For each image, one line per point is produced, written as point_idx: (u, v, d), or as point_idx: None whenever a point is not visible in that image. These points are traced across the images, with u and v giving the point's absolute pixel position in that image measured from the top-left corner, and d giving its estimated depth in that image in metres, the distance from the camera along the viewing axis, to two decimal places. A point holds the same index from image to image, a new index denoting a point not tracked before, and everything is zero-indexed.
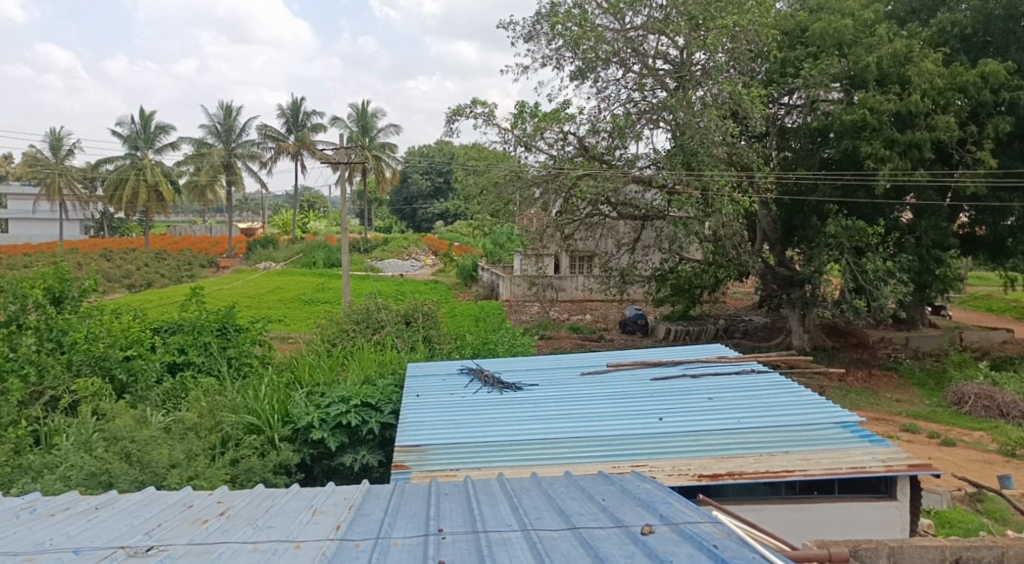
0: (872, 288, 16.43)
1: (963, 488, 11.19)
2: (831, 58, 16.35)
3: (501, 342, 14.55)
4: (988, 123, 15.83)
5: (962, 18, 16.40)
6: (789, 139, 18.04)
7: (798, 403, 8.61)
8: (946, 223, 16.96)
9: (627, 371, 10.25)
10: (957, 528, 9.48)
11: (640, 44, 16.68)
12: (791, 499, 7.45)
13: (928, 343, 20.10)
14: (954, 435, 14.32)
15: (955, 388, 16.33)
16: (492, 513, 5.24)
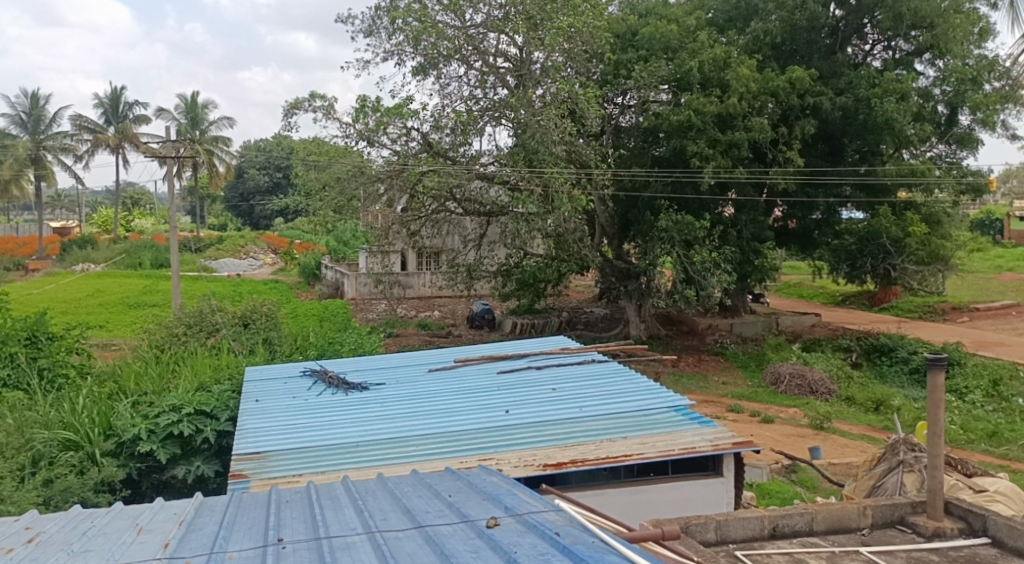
0: (700, 278, 17.46)
1: (780, 461, 12.14)
2: (659, 62, 17.26)
3: (345, 342, 14.29)
4: (796, 125, 17.22)
5: (773, 28, 17.83)
6: (624, 138, 18.84)
7: (636, 389, 9.03)
8: (762, 217, 18.29)
9: (474, 366, 10.35)
10: (775, 498, 10.28)
11: (481, 42, 16.81)
12: (629, 482, 7.80)
13: (749, 329, 21.60)
14: (772, 413, 15.48)
15: (772, 369, 17.64)
16: (335, 517, 5.15)
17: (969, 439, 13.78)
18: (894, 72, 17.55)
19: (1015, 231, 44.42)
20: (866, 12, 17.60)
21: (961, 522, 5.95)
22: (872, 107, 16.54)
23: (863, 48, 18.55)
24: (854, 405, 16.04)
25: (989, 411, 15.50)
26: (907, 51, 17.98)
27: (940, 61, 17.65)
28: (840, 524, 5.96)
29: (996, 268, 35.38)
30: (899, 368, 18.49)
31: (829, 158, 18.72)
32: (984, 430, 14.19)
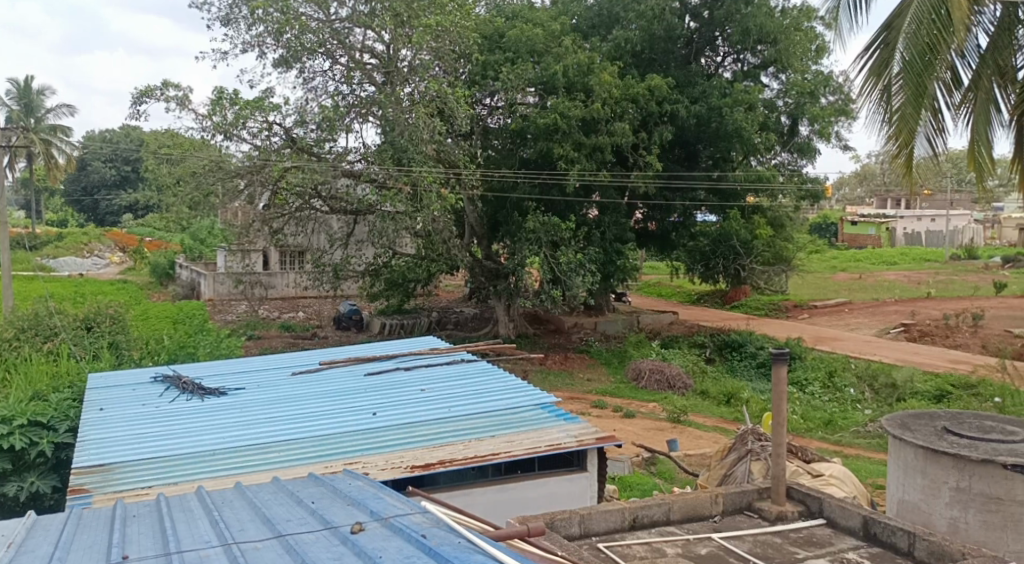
0: (566, 278, 17.83)
1: (640, 454, 12.59)
2: (525, 64, 17.50)
3: (201, 345, 13.66)
4: (655, 131, 17.94)
5: (633, 36, 18.39)
6: (492, 139, 19.04)
7: (504, 388, 9.12)
8: (624, 219, 19.00)
9: (340, 367, 10.14)
10: (635, 490, 10.64)
11: (346, 37, 16.49)
12: (496, 480, 7.85)
13: (612, 327, 22.31)
14: (633, 408, 16.01)
15: (634, 365, 18.28)
16: (188, 531, 4.90)
17: (808, 428, 14.77)
18: (742, 82, 18.58)
19: (847, 234, 48.16)
20: (717, 26, 18.57)
21: (801, 505, 6.38)
22: (723, 116, 17.44)
23: (715, 59, 19.44)
24: (708, 398, 16.83)
25: (826, 401, 16.67)
26: (755, 64, 19.01)
27: (783, 75, 18.78)
28: (694, 513, 6.24)
29: (832, 268, 38.17)
30: (748, 363, 19.60)
31: (684, 163, 19.55)
32: (821, 418, 15.25)
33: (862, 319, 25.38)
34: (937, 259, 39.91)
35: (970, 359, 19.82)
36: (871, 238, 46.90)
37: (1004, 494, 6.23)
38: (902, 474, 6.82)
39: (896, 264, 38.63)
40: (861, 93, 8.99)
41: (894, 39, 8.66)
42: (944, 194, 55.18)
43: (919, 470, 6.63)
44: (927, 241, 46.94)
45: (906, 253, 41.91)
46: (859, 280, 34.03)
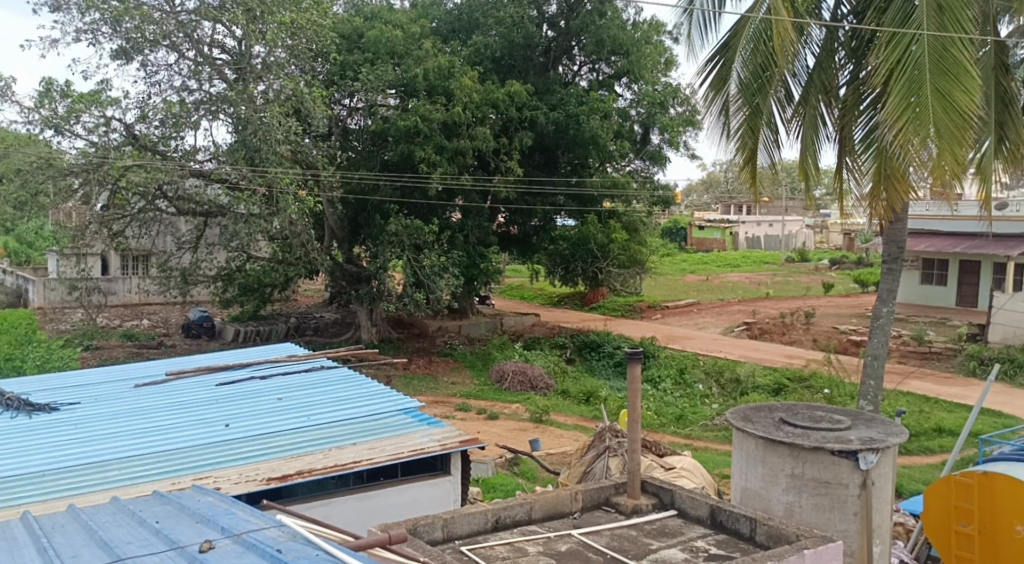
0: (429, 282, 17.83)
1: (503, 456, 12.71)
2: (385, 66, 17.37)
3: (29, 357, 12.63)
4: (515, 136, 18.20)
5: (492, 42, 18.67)
6: (352, 141, 18.77)
7: (365, 395, 8.97)
8: (487, 223, 19.15)
9: (188, 378, 9.66)
10: (499, 490, 10.75)
11: (193, 30, 15.66)
12: (357, 489, 7.68)
13: (476, 330, 22.40)
14: (496, 410, 16.15)
15: (497, 367, 18.48)
16: (13, 560, 4.52)
17: (660, 423, 15.41)
18: (598, 92, 19.05)
19: (695, 238, 50.72)
20: (573, 36, 19.08)
21: (654, 498, 6.65)
22: (580, 123, 17.96)
23: (572, 68, 19.98)
24: (568, 398, 17.22)
25: (677, 397, 17.45)
26: (609, 74, 19.60)
27: (635, 85, 19.50)
28: (553, 510, 6.36)
29: (682, 271, 40.01)
30: (606, 362, 20.22)
31: (545, 169, 19.99)
32: (673, 414, 15.94)
33: (709, 318, 26.76)
34: (774, 262, 42.75)
35: (804, 354, 21.32)
36: (717, 242, 49.67)
37: (832, 479, 6.75)
38: (745, 464, 7.25)
39: (738, 267, 41.05)
40: (706, 107, 9.54)
41: (731, 57, 9.24)
42: (780, 201, 59.16)
43: (759, 459, 7.06)
44: (766, 245, 50.16)
45: (747, 256, 44.58)
46: (707, 281, 35.92)
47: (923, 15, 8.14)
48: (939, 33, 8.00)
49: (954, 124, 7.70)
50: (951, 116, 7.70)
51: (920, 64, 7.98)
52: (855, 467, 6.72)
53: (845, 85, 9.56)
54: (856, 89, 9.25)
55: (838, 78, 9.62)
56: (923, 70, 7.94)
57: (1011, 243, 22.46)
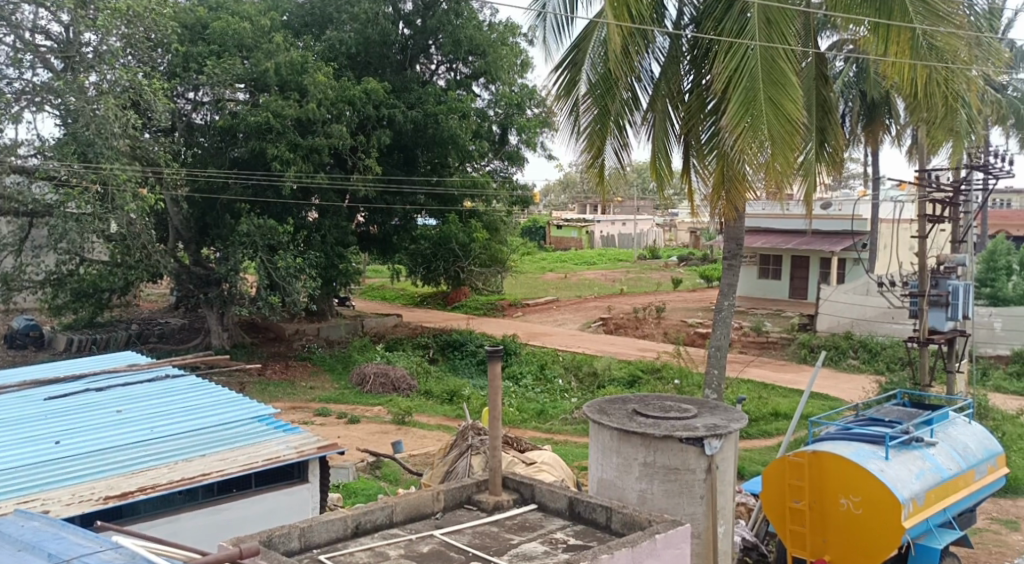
0: (284, 284, 17.25)
1: (364, 459, 12.48)
2: (233, 59, 16.64)
3: None
4: (373, 135, 17.92)
5: (347, 38, 18.27)
6: (197, 136, 17.71)
7: (215, 404, 8.57)
8: (345, 223, 18.68)
9: (13, 392, 8.88)
10: (361, 496, 10.53)
11: (11, 14, 14.50)
12: (206, 502, 7.31)
13: (335, 332, 21.87)
14: (357, 413, 15.86)
15: (358, 370, 18.14)
16: None
17: (522, 418, 15.63)
18: (456, 91, 19.04)
19: (553, 237, 51.80)
20: (430, 34, 18.98)
21: (515, 494, 6.72)
22: (439, 122, 17.96)
23: (429, 67, 19.79)
24: (431, 398, 17.14)
25: (538, 392, 17.74)
26: (466, 75, 19.62)
27: (492, 86, 19.64)
28: (414, 512, 6.30)
29: (541, 269, 40.77)
30: (468, 361, 20.31)
31: (404, 167, 19.82)
32: (534, 409, 16.20)
33: (567, 315, 27.42)
34: (628, 259, 44.33)
35: (655, 347, 22.24)
36: (574, 241, 51.04)
37: (681, 465, 7.06)
38: (600, 455, 7.47)
39: (594, 264, 42.31)
40: (554, 107, 9.75)
41: (581, 59, 9.55)
42: (632, 201, 61.43)
43: (614, 449, 7.30)
44: (620, 243, 51.97)
45: (603, 254, 45.97)
46: (565, 279, 36.80)
47: (755, 27, 8.67)
48: (767, 43, 8.56)
49: (785, 131, 8.30)
50: (780, 121, 8.30)
51: (754, 72, 8.46)
52: (701, 453, 7.06)
53: (689, 90, 9.95)
54: (700, 95, 9.68)
55: (683, 82, 10.02)
56: (756, 79, 8.43)
57: (837, 240, 24.32)
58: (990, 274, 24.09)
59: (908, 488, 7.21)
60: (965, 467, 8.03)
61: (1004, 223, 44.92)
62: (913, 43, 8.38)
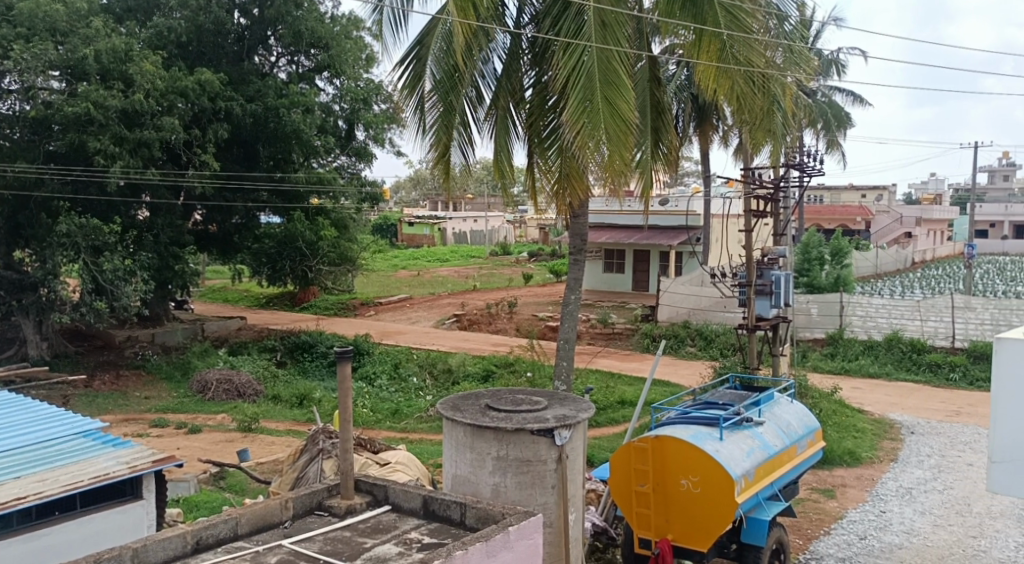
0: (111, 288, 16.19)
1: (207, 470, 11.89)
2: (44, 43, 15.38)
3: None
4: (209, 129, 17.06)
5: (177, 26, 17.23)
6: (5, 128, 16.13)
7: (33, 420, 7.92)
8: (180, 221, 17.84)
9: None
10: (203, 509, 10.01)
11: None
12: (24, 529, 6.70)
13: (171, 338, 20.69)
14: (199, 422, 15.10)
15: (199, 377, 17.27)
16: None
17: (376, 419, 15.42)
18: (298, 85, 18.54)
19: (405, 234, 51.69)
20: (269, 25, 18.16)
21: (368, 496, 6.61)
22: (280, 117, 17.37)
23: (269, 59, 19.02)
24: (279, 403, 16.58)
25: (392, 392, 17.53)
26: (308, 68, 19.10)
27: (337, 80, 19.20)
28: (261, 522, 6.07)
29: (392, 267, 40.36)
30: (318, 362, 19.81)
31: (244, 163, 19.02)
32: (388, 409, 16.02)
33: (421, 312, 27.33)
34: (479, 256, 44.69)
35: (508, 342, 22.57)
36: (426, 238, 50.94)
37: (532, 456, 7.20)
38: (454, 452, 7.50)
39: (446, 261, 42.34)
40: (400, 103, 9.66)
41: (425, 54, 9.53)
42: (483, 197, 62.14)
43: (467, 445, 7.34)
44: (472, 240, 52.42)
45: (455, 250, 46.21)
46: (417, 276, 36.67)
47: (591, 29, 8.94)
48: (603, 46, 8.87)
49: (619, 130, 8.61)
50: (615, 122, 8.61)
51: (591, 73, 8.74)
52: (552, 443, 7.23)
53: (529, 88, 10.12)
54: (541, 91, 9.90)
55: (524, 80, 10.18)
56: (592, 79, 8.71)
57: (675, 235, 25.60)
58: (807, 264, 26.16)
59: (740, 465, 7.71)
60: (789, 442, 8.68)
61: (819, 215, 48.87)
62: (721, 51, 9.01)
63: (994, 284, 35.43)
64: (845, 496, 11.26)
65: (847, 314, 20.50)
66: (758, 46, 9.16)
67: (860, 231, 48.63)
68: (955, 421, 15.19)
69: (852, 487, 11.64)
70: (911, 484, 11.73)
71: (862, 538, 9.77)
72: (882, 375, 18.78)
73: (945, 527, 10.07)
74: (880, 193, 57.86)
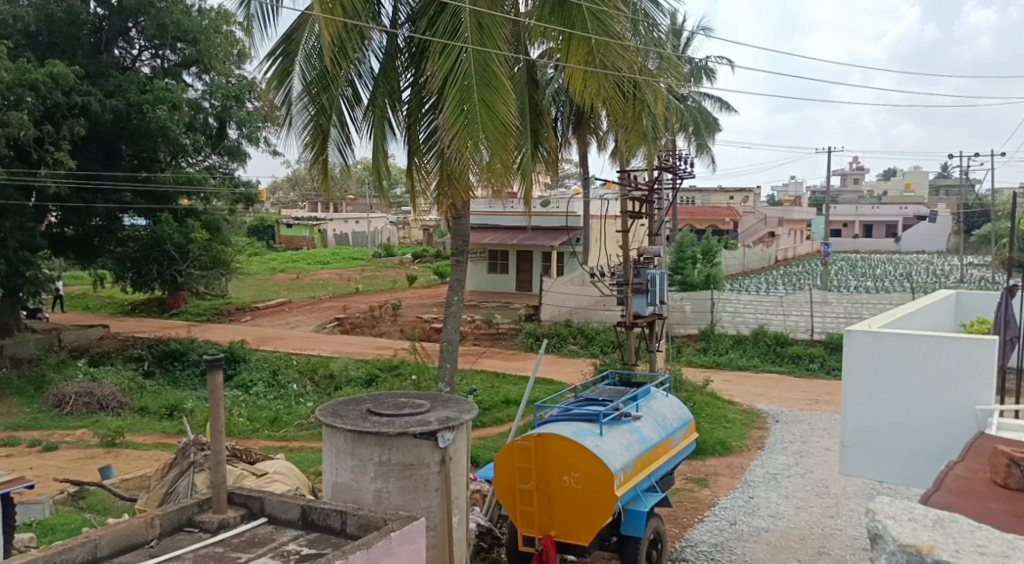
0: None
1: (64, 490, 11.14)
2: None
3: None
4: (63, 125, 16.03)
5: (24, 14, 16.06)
6: None
7: None
8: (31, 224, 16.62)
9: None
10: (60, 532, 9.36)
11: None
12: None
13: (23, 349, 19.23)
14: (55, 439, 14.15)
15: (55, 391, 16.17)
16: None
17: (253, 428, 14.86)
18: (164, 80, 17.67)
19: (284, 236, 50.36)
20: (129, 16, 17.20)
21: (243, 509, 6.35)
22: (144, 114, 16.53)
23: (130, 52, 18.05)
24: (146, 415, 15.75)
25: (270, 399, 16.97)
26: (175, 63, 18.26)
27: (206, 76, 18.47)
28: (124, 543, 5.71)
29: (270, 270, 39.12)
30: (190, 371, 18.95)
31: (103, 161, 17.94)
32: (266, 418, 15.49)
33: (301, 317, 26.64)
34: (362, 258, 43.96)
35: (391, 345, 22.30)
36: (305, 240, 49.59)
37: (415, 460, 7.12)
38: (334, 459, 7.32)
39: (327, 264, 41.42)
40: (267, 100, 9.24)
41: (294, 50, 9.20)
42: (364, 199, 61.26)
43: (348, 451, 7.19)
44: (354, 242, 51.58)
45: (336, 252, 45.34)
46: (296, 279, 35.75)
47: (468, 31, 8.94)
48: (480, 48, 8.89)
49: (498, 132, 8.65)
50: (494, 124, 8.64)
51: (468, 74, 8.75)
52: (434, 446, 7.17)
53: (406, 89, 10.08)
54: (418, 93, 9.89)
55: (400, 81, 10.11)
56: (469, 80, 8.71)
57: (555, 236, 26.05)
58: (681, 263, 27.18)
59: (619, 459, 7.91)
60: (665, 435, 8.97)
61: (692, 216, 50.80)
62: (588, 57, 9.20)
63: (848, 279, 37.89)
64: (717, 484, 11.74)
65: (718, 311, 21.42)
66: (621, 50, 9.42)
67: (729, 231, 50.84)
68: (815, 409, 16.11)
69: (723, 475, 12.16)
70: (776, 470, 12.37)
71: (733, 523, 10.21)
72: (750, 367, 19.71)
73: (806, 509, 10.66)
74: (747, 195, 60.80)
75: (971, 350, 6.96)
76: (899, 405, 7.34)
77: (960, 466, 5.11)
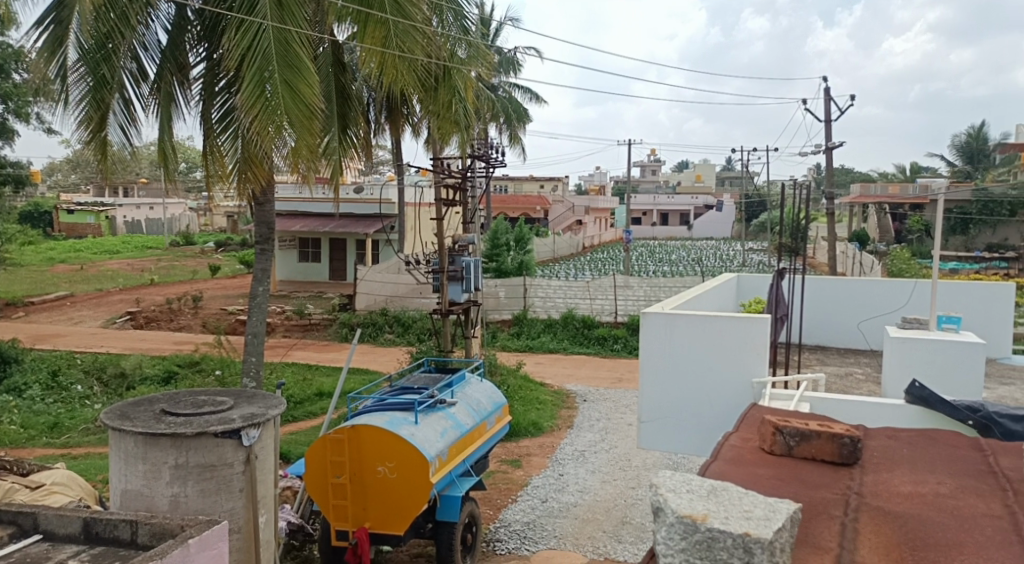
0: None
1: None
2: None
3: None
4: None
5: None
6: None
7: None
8: None
9: None
10: None
11: None
12: None
13: None
14: None
15: None
16: None
17: (29, 436, 13.45)
18: None
19: (63, 223, 45.36)
20: None
21: (11, 527, 5.69)
22: None
23: None
24: None
25: (50, 403, 15.44)
26: None
27: None
28: None
29: (49, 261, 35.59)
30: None
31: None
32: (44, 424, 14.08)
33: (85, 311, 24.48)
34: (157, 246, 41.15)
35: (191, 339, 21.03)
36: (90, 227, 45.34)
37: (216, 461, 6.72)
38: (122, 465, 6.75)
39: (117, 254, 38.34)
40: (40, 74, 8.30)
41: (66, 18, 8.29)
42: (158, 184, 57.24)
43: (139, 456, 6.65)
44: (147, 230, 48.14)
45: (127, 241, 42.09)
46: (80, 271, 32.84)
47: (266, 7, 8.50)
48: (280, 25, 8.48)
49: (301, 115, 8.31)
50: (297, 107, 8.29)
51: (268, 53, 8.30)
52: (237, 445, 6.81)
53: (196, 65, 9.54)
54: (211, 69, 9.32)
55: (190, 56, 9.52)
56: (269, 60, 8.28)
57: (369, 223, 25.62)
58: (495, 250, 27.65)
59: (433, 446, 7.88)
60: (479, 419, 9.06)
61: (504, 204, 51.81)
62: (386, 37, 8.98)
63: (647, 265, 40.27)
64: (529, 464, 12.07)
65: (529, 296, 22.01)
66: (422, 35, 9.32)
67: (539, 219, 52.36)
68: (619, 387, 16.96)
69: (535, 455, 12.50)
70: (584, 447, 12.88)
71: (544, 501, 10.52)
72: (560, 349, 20.42)
73: (611, 483, 11.20)
74: (554, 184, 62.85)
75: (752, 329, 7.53)
76: (690, 382, 7.84)
77: (735, 436, 5.49)
